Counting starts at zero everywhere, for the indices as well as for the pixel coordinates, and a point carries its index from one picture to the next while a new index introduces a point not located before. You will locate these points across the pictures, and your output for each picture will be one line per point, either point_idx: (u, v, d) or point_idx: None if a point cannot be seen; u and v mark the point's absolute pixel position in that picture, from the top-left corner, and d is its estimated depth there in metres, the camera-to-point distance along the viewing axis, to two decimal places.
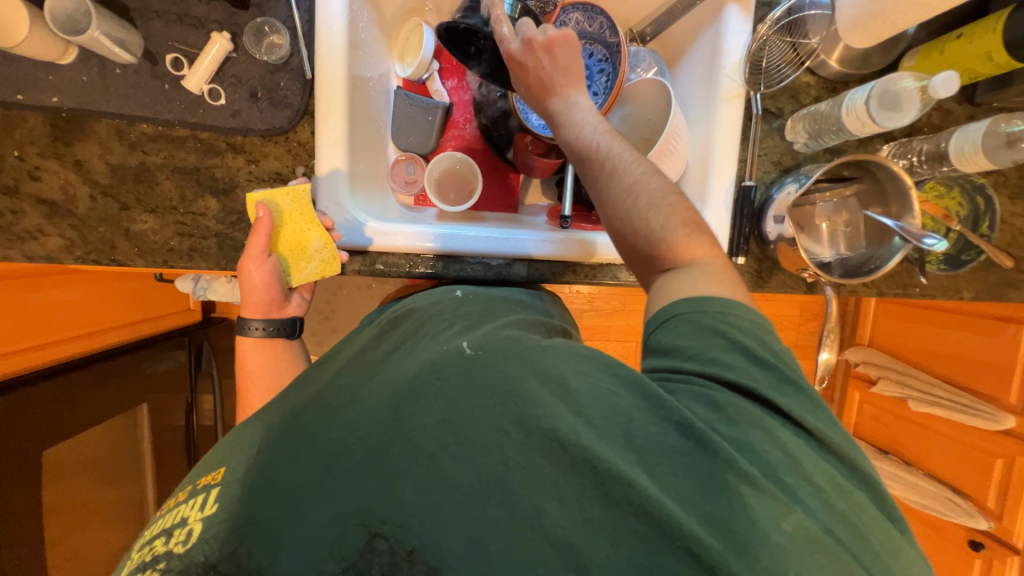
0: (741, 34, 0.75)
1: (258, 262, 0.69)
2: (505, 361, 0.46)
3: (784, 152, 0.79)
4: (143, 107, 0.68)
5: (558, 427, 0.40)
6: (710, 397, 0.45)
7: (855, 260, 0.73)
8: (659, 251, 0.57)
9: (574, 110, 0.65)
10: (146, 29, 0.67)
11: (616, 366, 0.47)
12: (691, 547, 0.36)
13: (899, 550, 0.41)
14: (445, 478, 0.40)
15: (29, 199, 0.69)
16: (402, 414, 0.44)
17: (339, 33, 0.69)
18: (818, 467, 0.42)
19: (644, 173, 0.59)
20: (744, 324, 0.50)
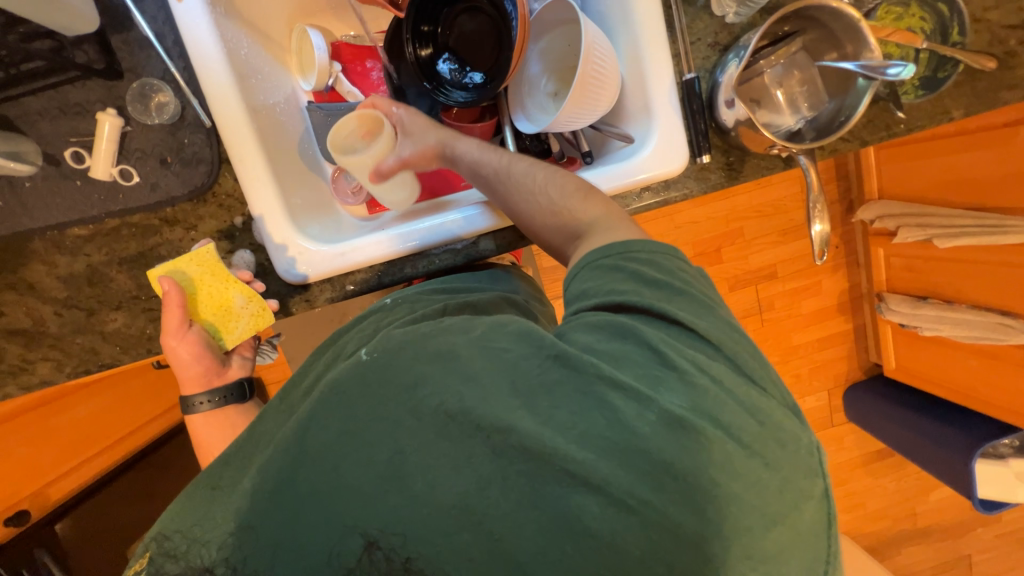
0: None
1: (180, 336, 0.67)
2: (398, 356, 0.46)
3: (717, 30, 0.72)
4: (67, 211, 0.67)
5: (445, 401, 0.42)
6: (605, 322, 0.48)
7: (825, 118, 0.68)
8: (567, 231, 0.60)
9: (452, 144, 0.72)
10: (36, 132, 0.65)
11: (512, 322, 0.48)
12: (566, 467, 0.39)
13: (776, 425, 0.44)
14: (347, 485, 0.41)
15: (4, 333, 0.70)
16: (305, 438, 0.44)
17: (221, 68, 0.66)
18: (686, 361, 0.44)
19: (524, 165, 0.64)
20: (638, 256, 0.52)
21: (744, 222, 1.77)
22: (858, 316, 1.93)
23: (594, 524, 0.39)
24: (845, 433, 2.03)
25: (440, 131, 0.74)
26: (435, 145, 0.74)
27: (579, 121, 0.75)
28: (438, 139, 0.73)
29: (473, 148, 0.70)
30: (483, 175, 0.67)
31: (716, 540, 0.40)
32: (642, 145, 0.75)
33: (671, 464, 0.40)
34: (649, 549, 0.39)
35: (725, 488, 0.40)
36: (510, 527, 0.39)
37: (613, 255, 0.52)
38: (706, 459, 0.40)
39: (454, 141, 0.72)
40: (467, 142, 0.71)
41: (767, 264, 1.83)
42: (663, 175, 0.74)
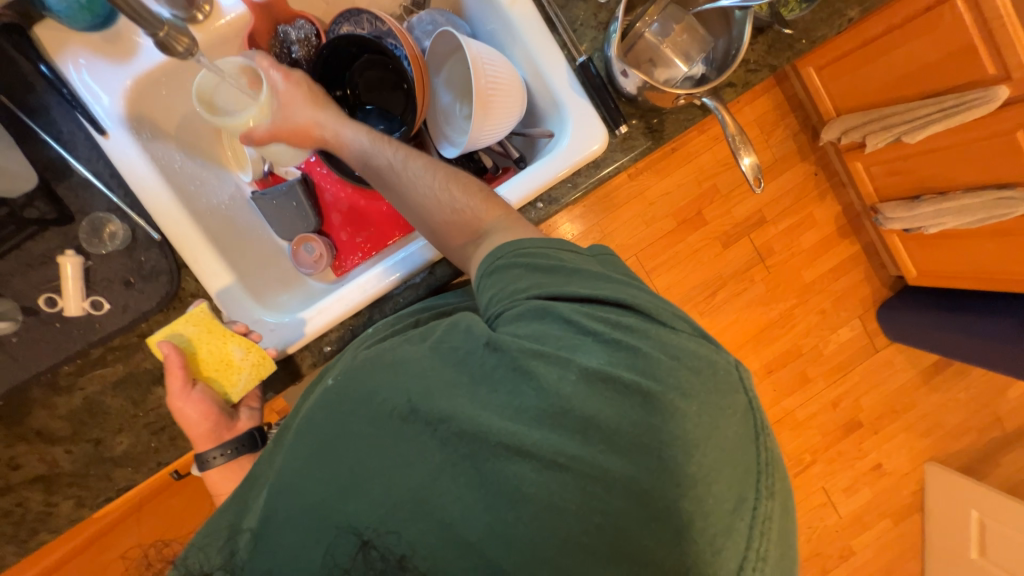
0: None
1: (184, 394, 0.66)
2: (353, 374, 0.51)
3: (596, 11, 0.76)
4: (54, 353, 0.71)
5: (393, 403, 0.47)
6: (515, 316, 0.52)
7: (719, 56, 0.69)
8: (457, 226, 0.63)
9: (343, 134, 0.72)
10: (12, 291, 0.70)
11: (449, 325, 0.54)
12: (502, 440, 0.44)
13: (688, 358, 0.48)
14: (311, 499, 0.45)
15: (24, 484, 0.74)
16: (282, 466, 0.48)
17: (155, 185, 0.71)
18: (595, 323, 0.50)
19: (420, 163, 0.67)
20: (540, 248, 0.57)
21: (715, 178, 1.77)
22: (863, 235, 1.88)
23: (531, 488, 0.43)
24: (893, 356, 1.93)
25: (331, 116, 0.72)
26: (324, 133, 0.73)
27: (496, 132, 0.79)
28: (326, 126, 0.72)
29: (364, 140, 0.70)
30: (377, 168, 0.68)
31: (647, 479, 0.43)
32: (561, 135, 0.78)
33: (590, 415, 0.45)
34: (585, 500, 0.43)
35: (646, 427, 0.44)
36: (460, 508, 0.43)
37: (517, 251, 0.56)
38: (620, 403, 0.45)
39: (346, 131, 0.71)
40: (357, 133, 0.71)
41: (752, 211, 1.81)
42: (588, 157, 0.75)
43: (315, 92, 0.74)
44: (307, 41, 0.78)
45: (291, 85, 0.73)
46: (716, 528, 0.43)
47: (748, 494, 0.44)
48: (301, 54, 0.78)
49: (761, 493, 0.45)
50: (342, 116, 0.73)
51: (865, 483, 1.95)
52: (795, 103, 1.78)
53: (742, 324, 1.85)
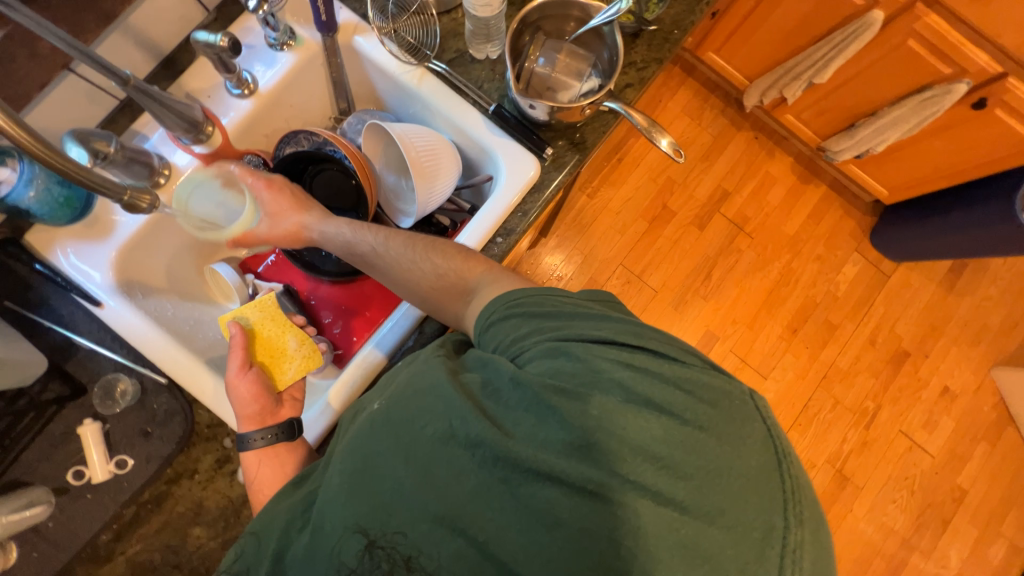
0: (377, 47, 0.85)
1: (237, 371, 0.72)
2: (393, 397, 0.53)
3: (492, 67, 0.85)
4: (91, 525, 0.72)
5: (437, 427, 0.49)
6: (529, 356, 0.53)
7: (607, 66, 0.80)
8: (445, 288, 0.65)
9: (327, 230, 0.77)
10: (41, 476, 0.73)
11: (483, 355, 0.55)
12: (529, 468, 0.46)
13: (708, 393, 0.47)
14: (354, 516, 0.48)
15: None
16: (332, 478, 0.51)
17: (156, 335, 0.77)
18: (609, 358, 0.49)
19: (399, 242, 0.71)
20: (539, 296, 0.57)
21: (666, 172, 1.86)
22: (825, 175, 1.93)
23: (562, 513, 0.44)
24: (906, 276, 1.90)
25: (314, 215, 0.79)
26: (311, 234, 0.79)
27: (440, 190, 0.87)
28: (314, 230, 0.79)
29: (345, 232, 0.76)
30: (362, 257, 0.74)
31: (670, 503, 0.43)
32: (498, 173, 0.86)
33: (612, 445, 0.45)
34: (611, 529, 0.43)
35: (659, 445, 0.44)
36: (490, 527, 0.45)
37: (510, 305, 0.57)
38: (645, 430, 0.45)
39: (330, 227, 0.77)
40: (338, 227, 0.77)
41: (713, 189, 1.88)
42: (527, 183, 0.82)
43: (297, 194, 0.81)
44: None
45: (275, 192, 0.80)
46: (746, 554, 0.41)
47: (776, 521, 0.42)
48: None
49: (790, 520, 0.42)
50: (328, 212, 0.79)
51: (942, 412, 1.83)
52: (712, 86, 1.93)
53: (746, 294, 1.85)
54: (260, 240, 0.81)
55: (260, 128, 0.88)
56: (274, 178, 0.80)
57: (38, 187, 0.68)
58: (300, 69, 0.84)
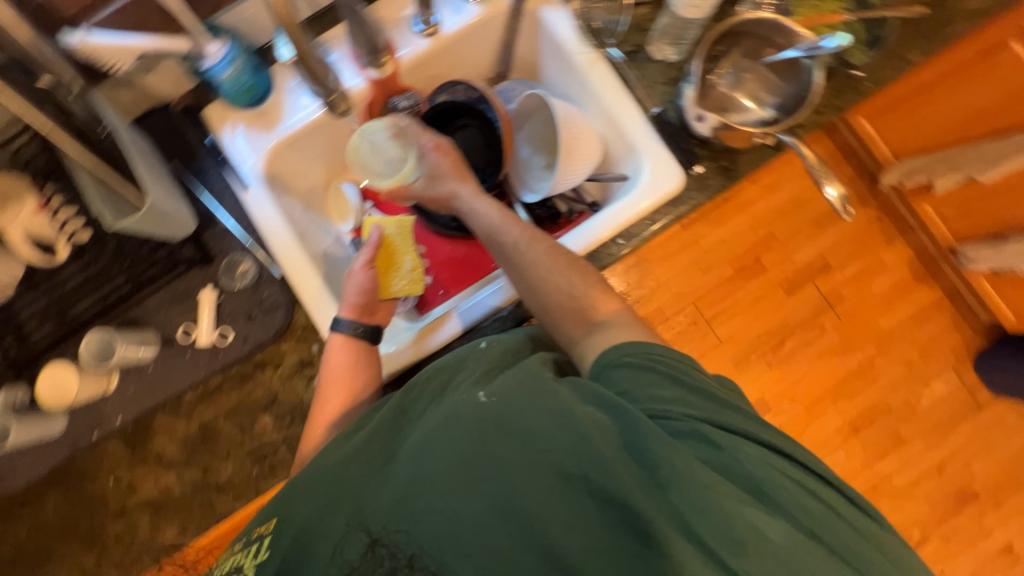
0: (564, 22, 0.85)
1: (360, 263, 0.78)
2: (517, 404, 0.50)
3: (665, 70, 0.84)
4: (180, 381, 0.78)
5: (568, 466, 0.46)
6: (673, 426, 0.51)
7: (789, 101, 0.75)
8: (572, 310, 0.65)
9: (474, 209, 0.76)
10: (154, 324, 0.79)
11: (615, 404, 0.51)
12: (686, 557, 0.42)
13: (868, 539, 0.49)
14: (461, 513, 0.46)
15: (139, 507, 0.78)
16: (424, 463, 0.49)
17: (283, 229, 0.81)
18: (780, 471, 0.49)
19: (541, 248, 0.69)
20: (684, 367, 0.56)
21: (772, 226, 1.73)
22: (943, 280, 1.75)
23: None
24: (1003, 414, 1.71)
25: (469, 191, 0.77)
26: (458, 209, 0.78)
27: (574, 176, 0.86)
28: (460, 206, 0.77)
29: (492, 216, 0.74)
30: (497, 245, 0.72)
31: None
32: (638, 175, 0.83)
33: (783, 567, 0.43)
34: None
35: (805, 568, 0.44)
36: None
37: (657, 361, 0.56)
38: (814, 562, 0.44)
39: (478, 206, 0.75)
40: (488, 208, 0.75)
41: (816, 257, 1.74)
42: (666, 195, 0.80)
43: (458, 165, 0.79)
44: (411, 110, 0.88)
45: (441, 156, 0.79)
46: None
47: None
48: None
49: None
50: (482, 192, 0.77)
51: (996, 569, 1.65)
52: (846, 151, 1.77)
53: (818, 375, 1.73)
54: (412, 196, 0.81)
55: (426, 70, 0.90)
56: (444, 144, 0.80)
57: (235, 69, 0.75)
58: (482, 24, 0.86)
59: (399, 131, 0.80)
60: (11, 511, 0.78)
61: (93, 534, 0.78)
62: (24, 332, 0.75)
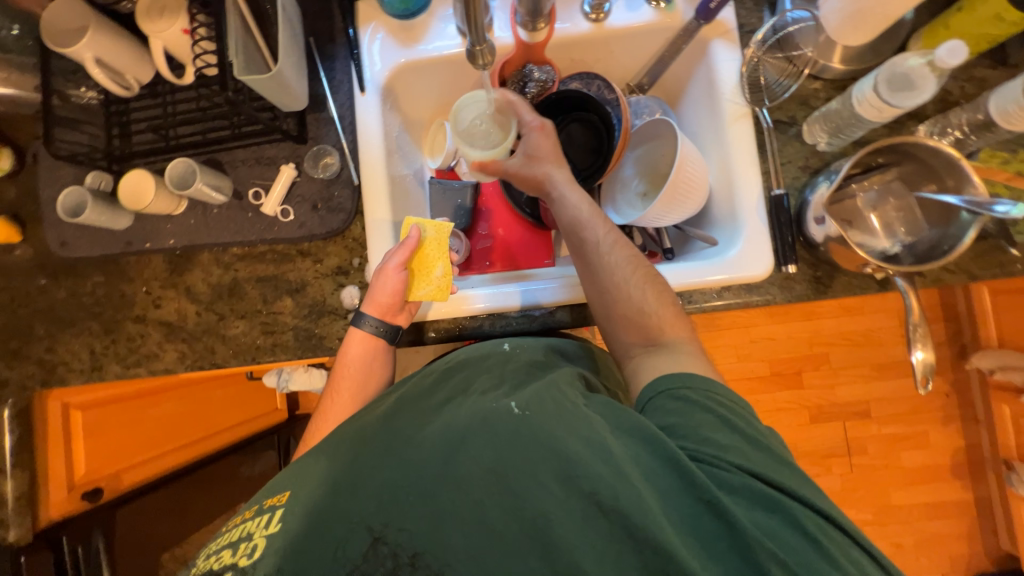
0: (731, 61, 0.79)
1: (393, 265, 0.75)
2: (552, 424, 0.51)
3: (808, 155, 0.77)
4: (233, 234, 0.83)
5: (599, 491, 0.46)
6: (724, 477, 0.48)
7: (923, 246, 0.68)
8: (636, 325, 0.65)
9: (564, 196, 0.73)
10: (234, 174, 0.84)
11: (655, 440, 0.49)
12: None
13: None
14: (490, 528, 0.46)
15: (154, 323, 0.85)
16: (452, 459, 0.50)
17: (377, 142, 0.83)
18: (838, 550, 0.44)
19: (624, 254, 0.68)
20: (735, 411, 0.54)
21: (830, 348, 1.61)
22: (980, 487, 1.58)
23: None
24: None
25: (565, 176, 0.74)
26: (547, 194, 0.75)
27: (665, 218, 0.82)
28: (550, 189, 0.74)
29: (581, 209, 0.71)
30: (581, 239, 0.70)
31: None
32: (727, 247, 0.78)
33: None
34: None
35: None
36: None
37: (707, 400, 0.54)
38: None
39: (567, 194, 0.72)
40: (580, 199, 0.72)
41: (857, 399, 1.61)
42: (745, 279, 0.75)
43: (558, 150, 0.76)
44: (543, 85, 0.87)
45: (542, 136, 0.76)
46: None
47: None
48: (532, 93, 0.87)
49: None
50: (573, 179, 0.74)
51: None
52: (949, 313, 1.57)
53: None
54: (502, 169, 0.77)
55: (573, 52, 0.87)
56: (548, 125, 0.77)
57: None
58: (648, 31, 0.83)
59: (503, 105, 0.78)
60: (58, 273, 0.87)
61: (109, 325, 0.85)
62: (128, 131, 0.82)
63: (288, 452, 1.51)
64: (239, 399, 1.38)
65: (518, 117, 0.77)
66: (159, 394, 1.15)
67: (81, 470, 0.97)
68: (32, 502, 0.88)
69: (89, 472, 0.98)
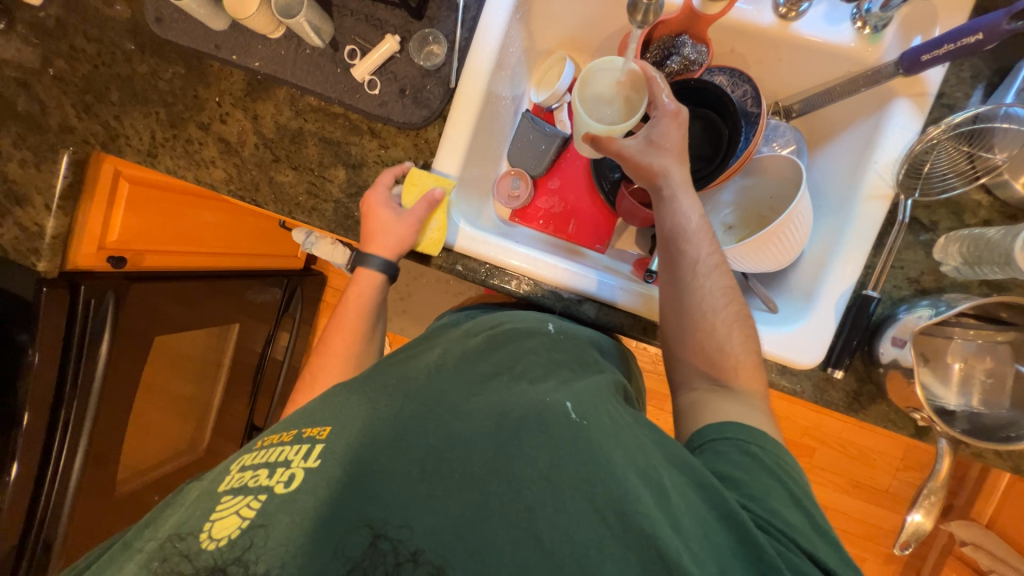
0: (905, 132, 0.67)
1: (410, 220, 0.73)
2: (612, 445, 0.45)
3: (925, 270, 0.68)
4: (315, 83, 0.80)
5: (661, 538, 0.40)
6: (787, 553, 0.44)
7: (988, 420, 0.60)
8: (710, 359, 0.60)
9: (677, 200, 0.64)
10: (339, 22, 0.79)
11: (716, 493, 0.45)
12: None
13: None
14: (538, 540, 0.40)
15: (213, 136, 0.85)
16: (509, 452, 0.44)
17: (490, 52, 0.76)
18: None
19: (720, 282, 0.62)
20: (800, 487, 0.50)
21: (818, 445, 1.55)
22: None
23: None
24: None
25: (680, 178, 0.65)
26: (659, 188, 0.65)
27: (738, 264, 0.74)
28: (660, 186, 0.65)
29: (692, 220, 0.63)
30: (679, 252, 0.63)
31: None
32: (784, 322, 0.72)
33: None
34: None
35: None
36: None
37: (775, 465, 0.50)
38: None
39: (681, 199, 0.64)
40: (693, 208, 0.63)
41: (816, 501, 1.58)
42: (785, 361, 0.69)
43: (684, 146, 0.67)
44: (688, 65, 0.76)
45: (673, 125, 0.66)
46: None
47: None
48: (672, 68, 0.77)
49: None
50: (690, 183, 0.65)
51: None
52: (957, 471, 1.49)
53: None
54: (617, 150, 0.66)
55: (737, 42, 0.76)
56: (683, 114, 0.67)
57: None
58: (834, 55, 0.70)
59: (639, 80, 0.69)
60: (144, 46, 0.86)
61: (175, 120, 0.86)
62: None
63: (292, 299, 1.59)
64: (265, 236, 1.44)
65: (653, 98, 0.67)
66: (196, 199, 1.20)
67: (114, 236, 1.02)
68: (65, 246, 0.95)
69: (121, 240, 1.04)
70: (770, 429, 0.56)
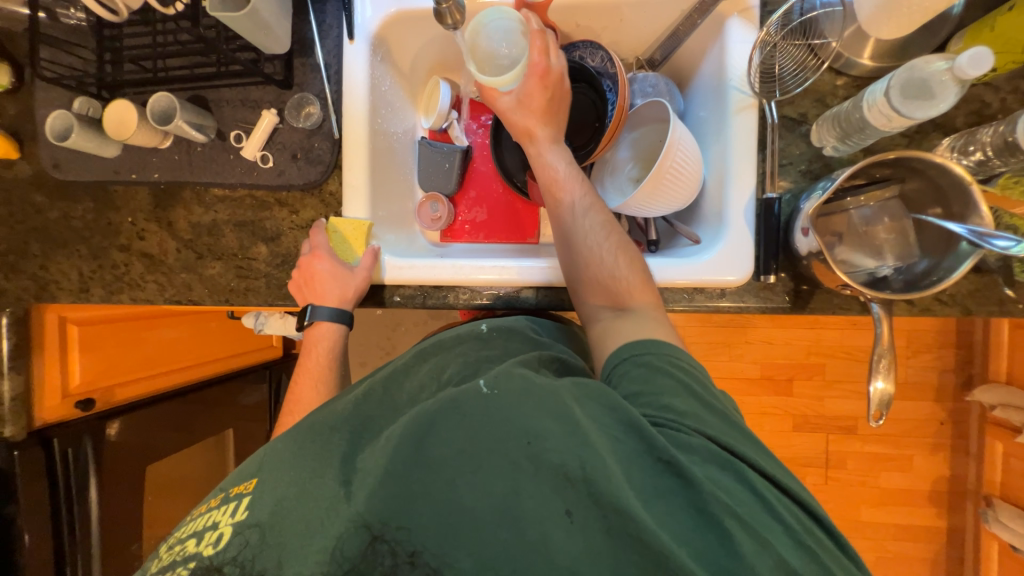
0: (746, 44, 0.72)
1: (364, 274, 0.78)
2: (519, 403, 0.45)
3: (811, 159, 0.72)
4: (214, 176, 0.83)
5: (565, 459, 0.41)
6: (683, 437, 0.46)
7: (913, 271, 0.63)
8: (605, 288, 0.64)
9: (545, 156, 0.71)
10: (220, 115, 0.83)
11: (617, 404, 0.47)
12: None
13: None
14: (460, 505, 0.41)
15: (136, 254, 0.87)
16: (426, 442, 0.45)
17: (361, 96, 0.81)
18: (790, 512, 0.44)
19: (599, 218, 0.67)
20: (694, 376, 0.53)
21: (827, 360, 1.55)
22: (955, 517, 1.55)
23: None
24: None
25: (546, 135, 0.72)
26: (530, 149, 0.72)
27: (648, 210, 0.77)
28: (531, 147, 0.73)
29: (562, 170, 0.70)
30: (558, 201, 0.69)
31: None
32: (706, 248, 0.74)
33: None
34: None
35: None
36: None
37: (673, 364, 0.53)
38: None
39: (548, 155, 0.71)
40: (561, 160, 0.71)
41: (845, 415, 1.56)
42: (719, 283, 0.71)
43: (550, 100, 0.72)
44: None
45: (537, 81, 0.71)
46: None
47: None
48: None
49: None
50: (558, 137, 0.73)
51: None
52: (962, 341, 1.48)
53: None
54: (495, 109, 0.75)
55: (579, 16, 0.81)
56: (549, 69, 0.71)
57: None
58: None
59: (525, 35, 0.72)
60: (49, 194, 0.89)
61: (97, 251, 0.88)
62: (118, 59, 0.83)
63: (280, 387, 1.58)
64: (237, 333, 1.43)
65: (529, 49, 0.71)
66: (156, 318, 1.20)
67: (76, 380, 1.01)
68: (27, 403, 0.93)
69: (85, 381, 1.03)
70: (675, 339, 0.58)
